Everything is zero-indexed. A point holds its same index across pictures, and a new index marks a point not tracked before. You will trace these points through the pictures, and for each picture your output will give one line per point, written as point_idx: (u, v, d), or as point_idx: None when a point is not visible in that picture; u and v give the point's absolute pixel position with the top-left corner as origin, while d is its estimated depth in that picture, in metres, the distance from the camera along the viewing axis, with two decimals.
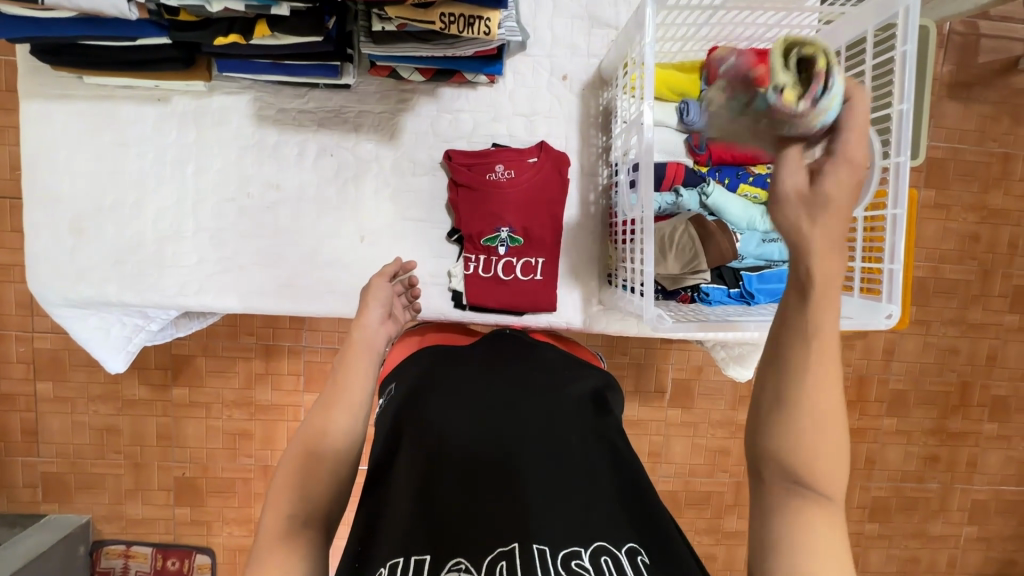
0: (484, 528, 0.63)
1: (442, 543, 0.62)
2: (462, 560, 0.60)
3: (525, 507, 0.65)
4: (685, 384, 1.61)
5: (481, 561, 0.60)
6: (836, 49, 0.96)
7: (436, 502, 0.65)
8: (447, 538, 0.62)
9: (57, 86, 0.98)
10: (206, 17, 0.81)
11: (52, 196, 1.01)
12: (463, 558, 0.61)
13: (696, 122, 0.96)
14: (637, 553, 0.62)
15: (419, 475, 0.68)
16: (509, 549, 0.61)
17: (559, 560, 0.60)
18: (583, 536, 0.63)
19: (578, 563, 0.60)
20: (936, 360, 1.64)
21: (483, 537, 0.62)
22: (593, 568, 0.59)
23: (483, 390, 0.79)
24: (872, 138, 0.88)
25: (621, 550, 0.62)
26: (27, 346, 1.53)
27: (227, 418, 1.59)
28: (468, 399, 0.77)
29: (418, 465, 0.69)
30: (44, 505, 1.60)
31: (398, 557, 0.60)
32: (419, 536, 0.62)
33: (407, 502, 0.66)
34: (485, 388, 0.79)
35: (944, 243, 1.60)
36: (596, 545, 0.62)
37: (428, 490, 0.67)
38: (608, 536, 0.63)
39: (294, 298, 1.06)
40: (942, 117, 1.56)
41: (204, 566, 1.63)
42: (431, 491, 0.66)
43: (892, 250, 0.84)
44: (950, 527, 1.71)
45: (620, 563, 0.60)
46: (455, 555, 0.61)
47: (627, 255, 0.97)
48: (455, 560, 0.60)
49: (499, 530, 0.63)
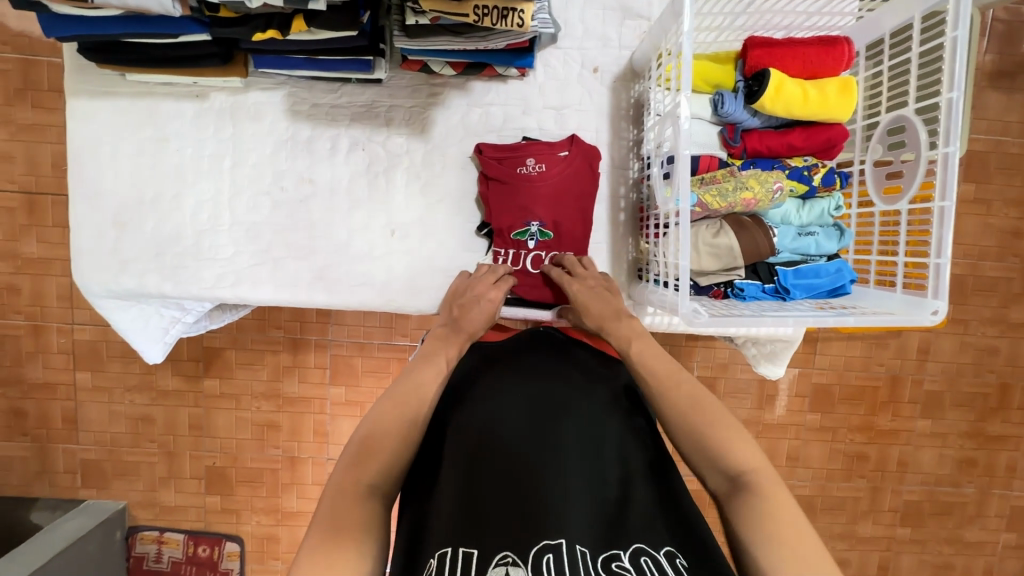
0: (527, 525, 0.63)
1: (486, 536, 0.62)
2: (508, 554, 0.60)
3: (565, 506, 0.65)
4: (710, 382, 1.59)
5: (527, 556, 0.60)
6: (879, 37, 0.93)
7: (479, 496, 0.66)
8: (490, 533, 0.62)
9: (102, 83, 1.01)
10: (246, 13, 0.83)
11: (96, 191, 1.04)
12: (509, 553, 0.60)
13: (732, 113, 0.93)
14: (676, 555, 0.62)
15: (460, 471, 0.69)
16: (555, 546, 0.61)
17: (600, 560, 0.60)
18: (622, 538, 0.63)
19: (619, 564, 0.60)
20: (974, 361, 1.59)
21: (527, 534, 0.62)
22: (635, 568, 0.59)
23: (519, 386, 0.78)
24: (919, 128, 0.85)
25: (661, 552, 0.62)
26: (68, 337, 1.58)
27: (256, 409, 1.63)
28: (504, 396, 0.77)
29: (458, 461, 0.70)
30: (83, 491, 1.66)
31: (445, 548, 0.61)
32: (464, 529, 0.63)
33: (450, 497, 0.66)
34: (520, 384, 0.79)
35: (985, 240, 1.54)
36: (636, 547, 0.62)
37: (469, 487, 0.67)
38: (647, 538, 0.63)
39: (326, 290, 1.08)
40: (983, 108, 1.50)
41: (233, 553, 1.68)
42: (474, 488, 0.67)
43: (940, 244, 0.81)
44: (987, 534, 1.66)
45: (662, 562, 0.60)
46: (499, 550, 0.60)
47: (659, 249, 0.95)
48: (502, 554, 0.60)
49: (541, 527, 0.62)
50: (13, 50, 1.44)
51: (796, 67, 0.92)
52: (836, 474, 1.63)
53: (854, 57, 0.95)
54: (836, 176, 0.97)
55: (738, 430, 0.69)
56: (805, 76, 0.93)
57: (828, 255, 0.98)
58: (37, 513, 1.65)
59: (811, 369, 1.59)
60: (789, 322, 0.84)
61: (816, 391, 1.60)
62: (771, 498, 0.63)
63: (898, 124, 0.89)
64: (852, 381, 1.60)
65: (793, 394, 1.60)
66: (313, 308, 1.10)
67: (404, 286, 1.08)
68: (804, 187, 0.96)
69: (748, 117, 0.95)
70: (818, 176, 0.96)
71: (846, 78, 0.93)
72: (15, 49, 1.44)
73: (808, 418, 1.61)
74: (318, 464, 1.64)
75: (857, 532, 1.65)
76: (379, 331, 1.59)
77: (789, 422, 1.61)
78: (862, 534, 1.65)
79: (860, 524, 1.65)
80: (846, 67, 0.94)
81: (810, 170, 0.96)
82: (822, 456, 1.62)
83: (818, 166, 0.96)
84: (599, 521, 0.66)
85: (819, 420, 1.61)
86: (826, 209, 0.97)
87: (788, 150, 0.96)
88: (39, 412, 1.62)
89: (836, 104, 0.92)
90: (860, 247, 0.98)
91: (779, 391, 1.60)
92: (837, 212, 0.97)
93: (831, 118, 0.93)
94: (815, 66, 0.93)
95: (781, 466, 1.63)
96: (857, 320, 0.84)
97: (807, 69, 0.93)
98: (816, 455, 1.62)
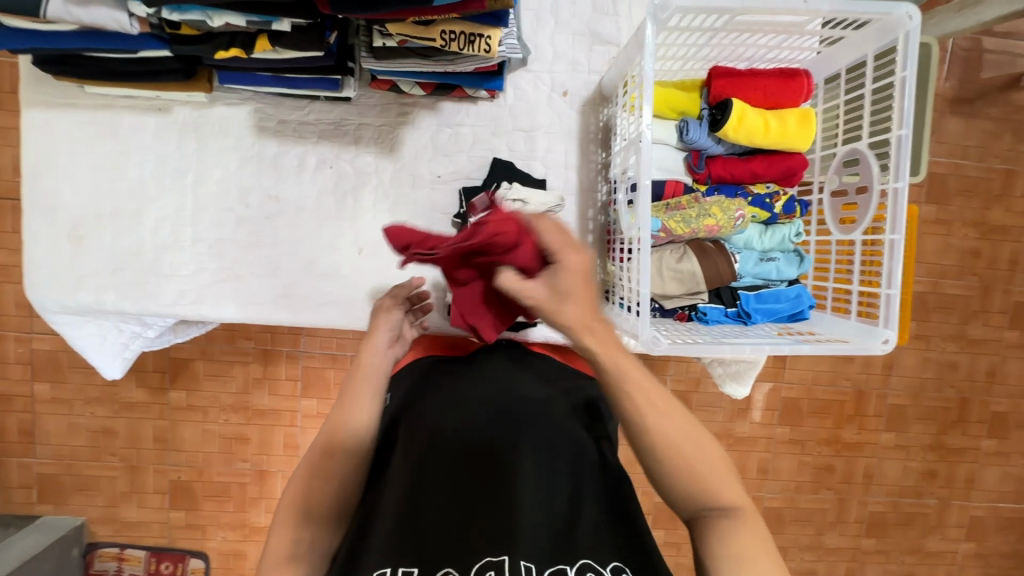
0: (472, 538, 0.65)
1: (431, 553, 0.64)
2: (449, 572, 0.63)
3: (511, 518, 0.66)
4: (682, 396, 1.61)
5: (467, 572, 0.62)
6: (836, 71, 0.96)
7: (428, 504, 0.68)
8: (434, 548, 0.65)
9: (59, 94, 0.98)
10: (208, 32, 0.81)
11: (51, 203, 1.01)
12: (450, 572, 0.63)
13: (695, 141, 0.95)
14: (621, 572, 0.64)
15: (414, 478, 0.70)
16: (495, 564, 0.62)
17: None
18: (569, 552, 0.65)
19: None
20: (935, 377, 1.64)
21: (470, 548, 0.64)
22: None
23: (475, 392, 0.79)
24: (871, 160, 0.88)
25: (607, 569, 0.63)
26: (26, 347, 1.53)
27: (223, 422, 1.59)
28: (459, 401, 0.77)
29: (411, 470, 0.71)
30: (39, 507, 1.60)
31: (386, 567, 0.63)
32: (409, 545, 0.65)
33: (398, 507, 0.68)
34: (476, 390, 0.79)
35: (945, 259, 1.59)
36: (582, 563, 0.63)
37: (418, 497, 0.69)
38: (595, 554, 0.65)
39: (291, 308, 1.06)
40: (943, 133, 1.56)
41: (198, 570, 1.63)
42: (423, 500, 0.68)
43: (890, 275, 0.84)
44: (947, 544, 1.71)
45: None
46: (440, 567, 0.63)
47: (624, 272, 0.96)
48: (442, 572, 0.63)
49: (485, 542, 0.64)
50: None
51: (758, 98, 0.95)
52: (804, 486, 1.66)
53: (812, 89, 0.98)
54: (797, 204, 1.01)
55: (718, 458, 0.65)
56: (767, 107, 0.96)
57: (788, 279, 1.00)
58: None
59: (780, 383, 1.63)
60: (746, 349, 0.86)
61: (785, 405, 1.63)
62: (748, 529, 0.62)
63: (852, 156, 0.92)
64: (819, 395, 1.63)
65: (763, 408, 1.63)
66: (277, 325, 1.08)
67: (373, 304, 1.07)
68: (766, 214, 1.00)
69: (713, 143, 0.97)
70: (780, 204, 1.00)
71: (805, 109, 0.96)
72: None
73: (778, 431, 1.64)
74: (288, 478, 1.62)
75: (824, 543, 1.68)
76: (352, 343, 1.57)
77: (759, 435, 1.64)
78: (828, 544, 1.69)
79: (827, 535, 1.68)
80: (806, 99, 0.97)
81: (772, 197, 1.00)
82: (791, 468, 1.65)
83: (780, 194, 1.00)
84: (549, 535, 0.66)
85: (787, 433, 1.64)
86: (787, 235, 0.99)
87: (751, 176, 0.98)
88: None
89: (796, 135, 0.94)
90: (819, 274, 1.01)
91: (750, 405, 1.62)
92: (798, 239, 0.99)
93: (791, 147, 0.95)
94: (776, 97, 0.95)
95: (751, 478, 1.65)
96: (812, 347, 0.85)
97: (769, 100, 0.95)
98: (785, 467, 1.65)
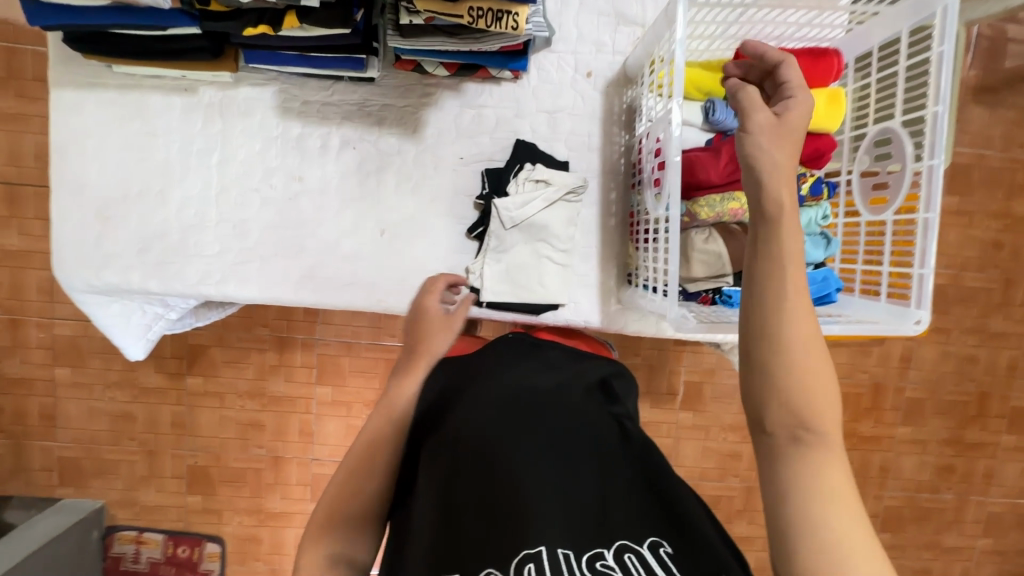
0: (508, 533, 0.63)
1: (469, 552, 0.63)
2: (492, 570, 0.61)
3: (542, 508, 0.65)
4: (697, 387, 1.60)
5: (509, 568, 0.60)
6: (868, 49, 0.94)
7: (459, 504, 0.67)
8: (471, 547, 0.63)
9: (87, 74, 0.99)
10: (237, 8, 0.82)
11: (78, 182, 1.02)
12: (492, 570, 0.61)
13: (721, 121, 0.95)
14: (659, 544, 0.63)
15: (439, 478, 0.70)
16: (535, 554, 0.60)
17: (584, 561, 0.61)
18: (605, 536, 0.64)
19: (603, 563, 0.61)
20: (955, 370, 1.61)
21: (508, 542, 0.63)
22: (618, 567, 0.61)
23: (489, 390, 0.78)
24: (905, 140, 0.87)
25: (644, 546, 0.63)
26: (47, 332, 1.55)
27: (240, 409, 1.61)
28: (474, 401, 0.77)
29: (434, 471, 0.70)
30: (59, 489, 1.62)
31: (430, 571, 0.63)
32: (447, 546, 0.64)
33: (433, 511, 0.67)
34: (491, 387, 0.79)
35: (967, 251, 1.57)
36: (619, 543, 0.63)
37: (447, 497, 0.68)
38: (630, 533, 0.64)
39: (314, 289, 1.07)
40: (967, 122, 1.53)
41: (214, 554, 1.65)
42: (454, 497, 0.67)
43: (923, 255, 0.83)
44: (964, 539, 1.69)
45: (644, 557, 0.61)
46: (483, 566, 0.62)
47: (648, 254, 0.96)
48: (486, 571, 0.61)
49: (521, 533, 0.63)
50: None
51: None
52: None
53: (843, 69, 0.97)
54: (823, 186, 0.99)
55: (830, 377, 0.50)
56: None
57: (815, 262, 0.98)
58: (10, 512, 1.61)
59: None
60: None
61: None
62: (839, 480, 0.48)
63: (884, 136, 0.91)
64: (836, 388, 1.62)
65: None
66: (302, 307, 1.08)
67: (394, 286, 1.07)
68: None
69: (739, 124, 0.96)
70: (806, 185, 0.98)
71: (834, 89, 0.94)
72: None
73: None
74: (303, 464, 1.63)
75: None
76: (367, 331, 1.58)
77: None
78: None
79: None
80: (835, 79, 0.96)
81: (799, 179, 0.98)
82: None
83: (807, 176, 0.98)
84: (583, 519, 0.66)
85: None
86: (814, 218, 0.98)
87: None
88: (16, 408, 1.58)
89: (825, 115, 0.93)
90: (846, 256, 1.00)
91: None
92: (823, 222, 0.98)
93: (819, 128, 0.95)
94: (804, 76, 0.94)
95: None
96: (842, 327, 0.85)
97: None
98: None
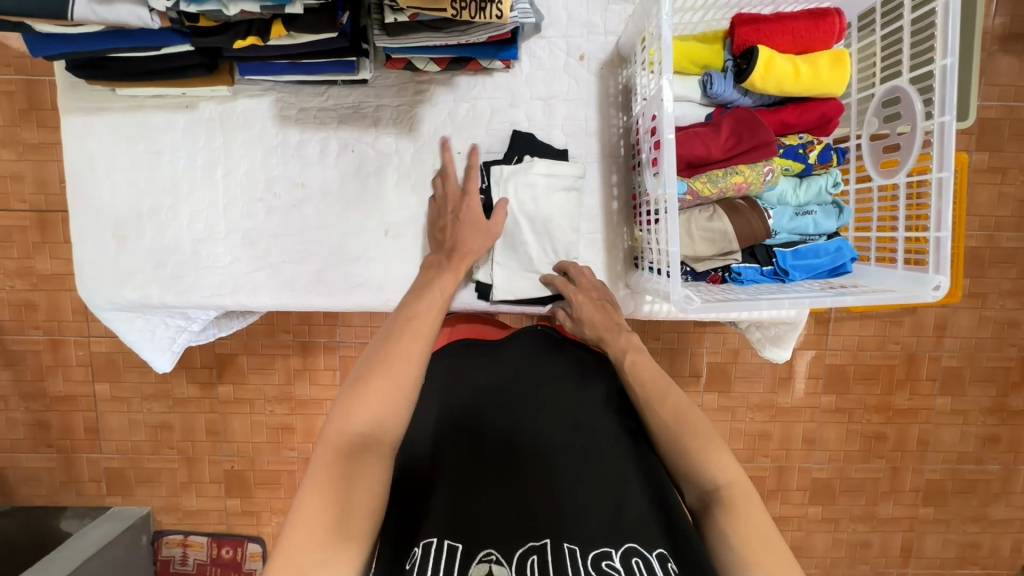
0: (519, 523, 0.64)
1: (476, 534, 0.63)
2: (492, 551, 0.61)
3: (557, 506, 0.66)
4: (721, 368, 1.57)
5: (513, 555, 0.61)
6: (870, 6, 0.91)
7: (474, 492, 0.68)
8: (481, 528, 0.64)
9: (94, 99, 1.03)
10: (225, 21, 0.83)
11: (94, 205, 1.06)
12: (492, 551, 0.61)
13: (721, 94, 0.92)
14: (667, 559, 0.61)
15: (458, 464, 0.71)
16: (540, 546, 0.62)
17: (590, 560, 0.61)
18: (614, 536, 0.63)
19: (609, 564, 0.60)
20: (994, 336, 1.54)
21: (518, 532, 0.64)
22: (624, 569, 0.60)
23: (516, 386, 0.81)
24: (914, 98, 0.83)
25: (653, 553, 0.62)
26: (85, 350, 1.62)
27: (270, 413, 1.65)
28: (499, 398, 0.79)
29: (454, 457, 0.72)
30: (109, 498, 1.70)
31: (432, 538, 0.61)
32: (455, 524, 0.64)
33: (447, 491, 0.68)
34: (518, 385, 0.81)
35: (1001, 211, 1.49)
36: (628, 547, 0.62)
37: (463, 482, 0.69)
38: (640, 537, 0.63)
39: (323, 293, 1.09)
40: (994, 74, 1.45)
41: (256, 553, 1.71)
42: (469, 484, 0.68)
43: (939, 217, 0.79)
44: (1013, 511, 1.62)
45: (651, 564, 0.60)
46: (485, 547, 0.62)
47: (651, 236, 0.94)
48: (486, 551, 0.61)
49: (532, 526, 0.64)
50: (15, 72, 1.47)
51: (787, 43, 0.90)
52: (854, 455, 1.60)
53: (845, 29, 0.93)
54: (833, 153, 0.96)
55: (716, 444, 0.71)
56: (796, 52, 0.92)
57: (827, 233, 0.95)
58: (66, 521, 1.70)
59: (824, 350, 1.56)
60: (786, 304, 0.83)
61: (830, 372, 1.57)
62: (748, 513, 0.65)
63: (892, 95, 0.87)
64: (867, 360, 1.56)
65: (807, 376, 1.57)
66: (313, 311, 1.11)
67: (401, 285, 1.09)
68: (799, 166, 0.95)
69: (740, 95, 0.93)
70: (814, 154, 0.95)
71: (838, 50, 0.91)
72: (18, 70, 1.47)
73: (823, 399, 1.58)
74: None
75: (877, 513, 1.62)
76: None
77: (804, 405, 1.58)
78: (882, 514, 1.63)
79: (881, 504, 1.62)
80: (838, 40, 0.92)
81: (806, 148, 0.95)
82: (839, 438, 1.60)
83: (814, 143, 0.95)
84: (594, 519, 0.66)
85: (833, 402, 1.58)
86: (824, 186, 0.95)
87: (782, 128, 0.94)
88: (63, 423, 1.66)
89: (829, 78, 0.90)
90: (860, 224, 0.96)
91: (793, 373, 1.57)
92: (835, 189, 0.95)
93: (825, 92, 0.91)
94: (805, 40, 0.90)
95: (796, 449, 1.61)
96: (856, 299, 0.82)
97: (798, 44, 0.91)
98: (832, 437, 1.60)
